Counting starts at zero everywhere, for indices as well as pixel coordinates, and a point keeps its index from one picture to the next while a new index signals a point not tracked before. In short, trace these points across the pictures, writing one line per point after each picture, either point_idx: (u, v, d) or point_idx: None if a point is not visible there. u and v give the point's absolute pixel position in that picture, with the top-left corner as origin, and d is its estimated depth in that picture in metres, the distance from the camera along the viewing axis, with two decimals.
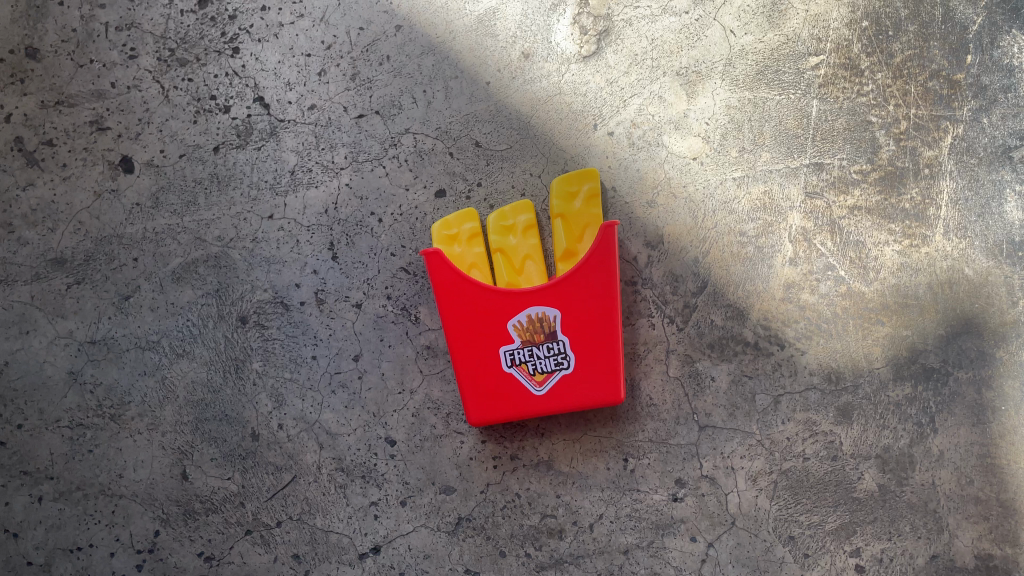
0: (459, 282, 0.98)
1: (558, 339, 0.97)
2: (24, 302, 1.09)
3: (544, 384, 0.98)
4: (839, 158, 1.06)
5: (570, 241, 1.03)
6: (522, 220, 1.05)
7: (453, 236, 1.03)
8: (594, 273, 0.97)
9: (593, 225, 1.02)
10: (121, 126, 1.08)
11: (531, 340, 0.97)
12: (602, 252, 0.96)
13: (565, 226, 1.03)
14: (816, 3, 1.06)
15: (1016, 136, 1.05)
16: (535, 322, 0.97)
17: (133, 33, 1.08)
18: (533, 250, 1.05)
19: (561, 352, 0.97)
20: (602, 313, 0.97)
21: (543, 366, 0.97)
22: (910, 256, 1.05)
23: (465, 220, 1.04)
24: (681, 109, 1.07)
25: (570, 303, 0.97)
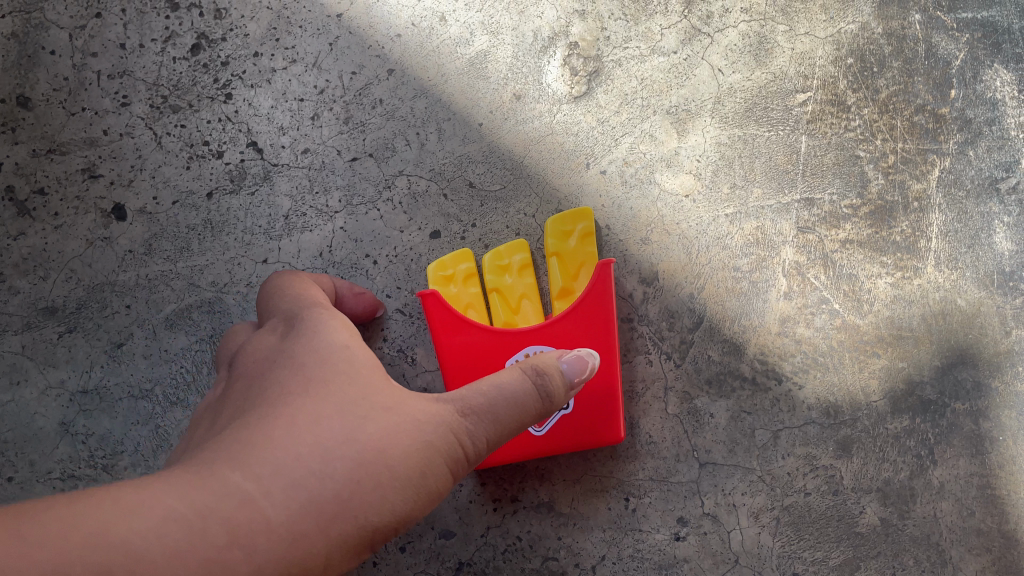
0: (456, 323, 0.97)
1: None
2: (15, 352, 1.07)
3: (545, 425, 0.97)
4: (830, 193, 1.07)
5: (565, 280, 1.04)
6: (518, 259, 1.05)
7: (449, 276, 1.02)
8: (592, 309, 0.96)
9: (589, 264, 1.03)
10: (113, 173, 1.08)
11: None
12: (599, 288, 0.96)
13: (560, 265, 1.04)
14: (802, 41, 1.08)
15: (1002, 167, 1.06)
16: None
17: (125, 81, 1.09)
18: (528, 289, 1.06)
19: None
20: (600, 349, 0.97)
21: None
22: (903, 288, 1.06)
23: (460, 261, 1.04)
24: (672, 147, 1.08)
25: (568, 342, 0.96)
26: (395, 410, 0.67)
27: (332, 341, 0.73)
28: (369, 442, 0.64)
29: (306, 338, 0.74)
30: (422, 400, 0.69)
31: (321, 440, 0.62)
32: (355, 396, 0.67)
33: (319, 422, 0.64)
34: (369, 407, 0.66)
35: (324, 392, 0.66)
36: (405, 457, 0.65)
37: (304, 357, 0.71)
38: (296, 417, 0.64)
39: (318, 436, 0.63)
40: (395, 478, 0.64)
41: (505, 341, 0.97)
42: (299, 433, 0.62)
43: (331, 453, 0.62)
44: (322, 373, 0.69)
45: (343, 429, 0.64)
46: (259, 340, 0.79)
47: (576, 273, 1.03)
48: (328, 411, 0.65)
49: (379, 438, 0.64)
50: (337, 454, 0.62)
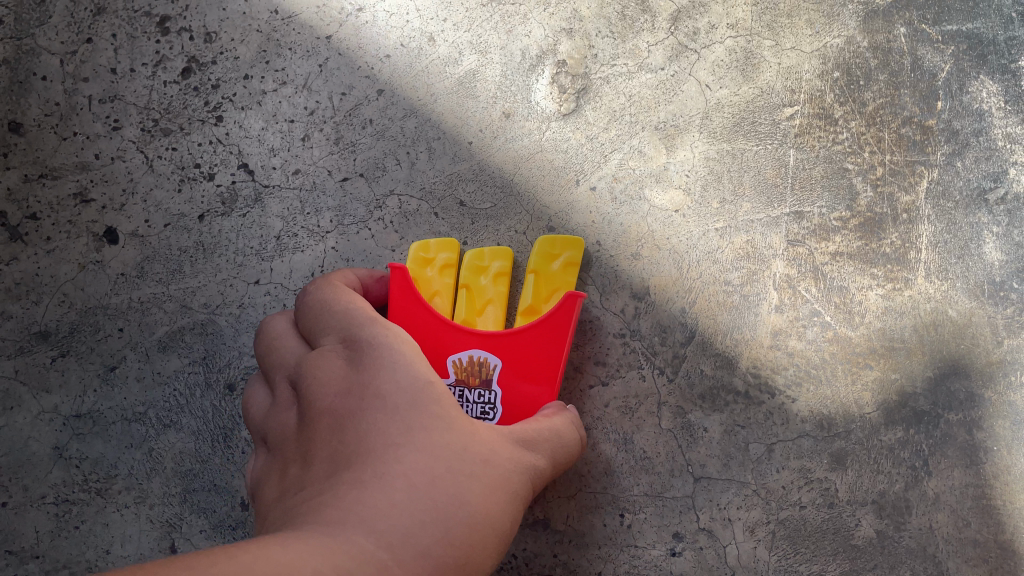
0: (417, 307, 0.98)
1: (492, 388, 0.96)
2: (8, 377, 1.07)
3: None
4: (819, 206, 1.08)
5: (535, 299, 1.01)
6: (497, 266, 1.04)
7: (427, 259, 1.03)
8: (543, 335, 0.96)
9: (563, 290, 1.01)
10: (104, 197, 1.08)
11: (466, 380, 0.96)
12: (561, 318, 0.96)
13: (535, 283, 1.02)
14: (788, 56, 1.09)
15: (991, 178, 1.07)
16: (475, 365, 0.96)
17: (116, 105, 1.09)
18: (498, 297, 1.02)
19: (490, 403, 0.95)
20: (544, 372, 0.96)
21: (468, 410, 0.95)
22: (894, 299, 1.06)
23: (443, 249, 1.04)
24: (661, 163, 1.08)
25: (514, 356, 0.96)
26: (488, 459, 0.70)
27: (414, 375, 0.73)
28: (474, 498, 0.66)
29: (386, 370, 0.73)
30: (499, 448, 0.73)
31: (438, 497, 0.64)
32: (454, 443, 0.69)
33: (426, 475, 0.65)
34: (467, 459, 0.69)
35: (421, 444, 0.68)
36: (500, 508, 0.69)
37: (391, 393, 0.71)
38: (413, 470, 0.65)
39: (435, 493, 0.65)
40: (495, 532, 0.67)
41: (448, 340, 0.97)
42: (403, 491, 0.63)
43: (443, 509, 0.64)
44: (417, 419, 0.70)
45: (447, 482, 0.66)
46: (319, 361, 0.78)
47: (545, 296, 1.01)
48: (433, 462, 0.67)
49: (483, 494, 0.68)
50: (447, 510, 0.64)
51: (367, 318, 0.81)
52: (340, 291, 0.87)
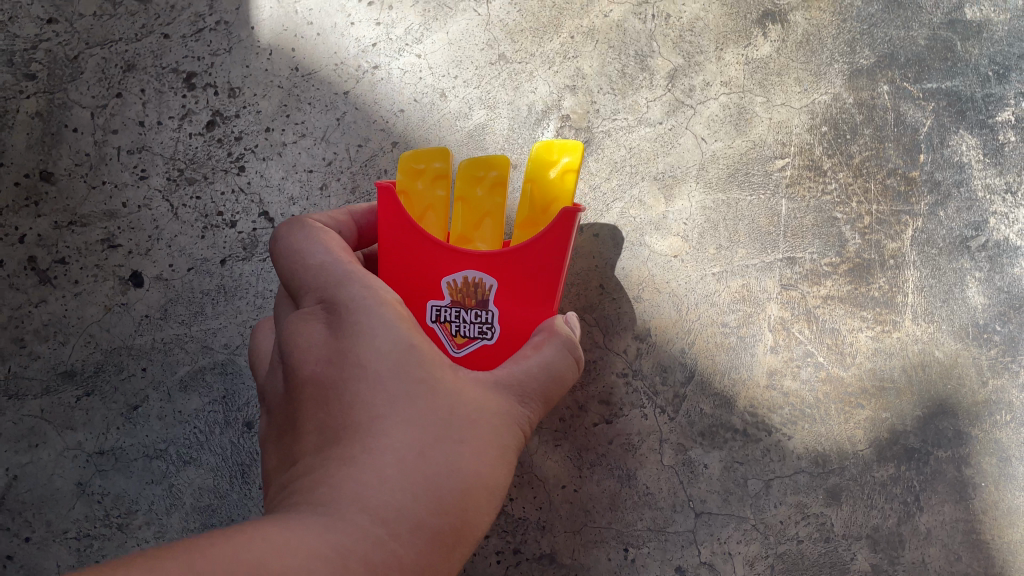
0: (407, 224, 0.90)
1: (488, 308, 0.90)
2: (34, 415, 1.11)
3: (462, 349, 0.90)
4: (810, 252, 1.13)
5: (534, 211, 0.94)
6: (493, 175, 0.95)
7: (418, 170, 0.95)
8: (540, 253, 0.89)
9: (563, 201, 0.92)
10: (130, 243, 1.14)
11: (462, 301, 0.90)
12: (559, 233, 0.88)
13: (533, 194, 0.94)
14: (779, 111, 1.16)
15: (972, 227, 1.13)
16: (470, 285, 0.90)
17: (144, 156, 1.15)
18: (496, 210, 0.95)
19: (488, 323, 0.90)
20: (543, 291, 0.90)
21: (465, 331, 0.90)
22: (883, 341, 1.11)
23: (435, 158, 0.95)
24: (660, 211, 1.14)
25: (511, 277, 0.89)
26: (478, 421, 0.65)
27: (398, 336, 0.66)
28: (468, 463, 0.61)
29: (363, 333, 0.65)
30: (486, 404, 0.68)
31: (432, 467, 0.59)
32: (440, 406, 0.63)
33: (414, 448, 0.60)
34: (458, 424, 0.63)
35: (407, 412, 0.61)
36: (494, 467, 0.64)
37: (373, 357, 0.64)
38: (401, 442, 0.60)
39: (426, 464, 0.59)
40: (491, 495, 0.63)
41: (441, 259, 0.90)
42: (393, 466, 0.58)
43: (436, 480, 0.59)
44: (402, 384, 0.63)
45: (436, 451, 0.60)
46: (297, 324, 0.70)
47: (545, 208, 0.93)
48: (422, 431, 0.61)
49: (476, 456, 0.63)
50: (441, 481, 0.59)
51: (344, 274, 0.73)
52: (314, 243, 0.78)
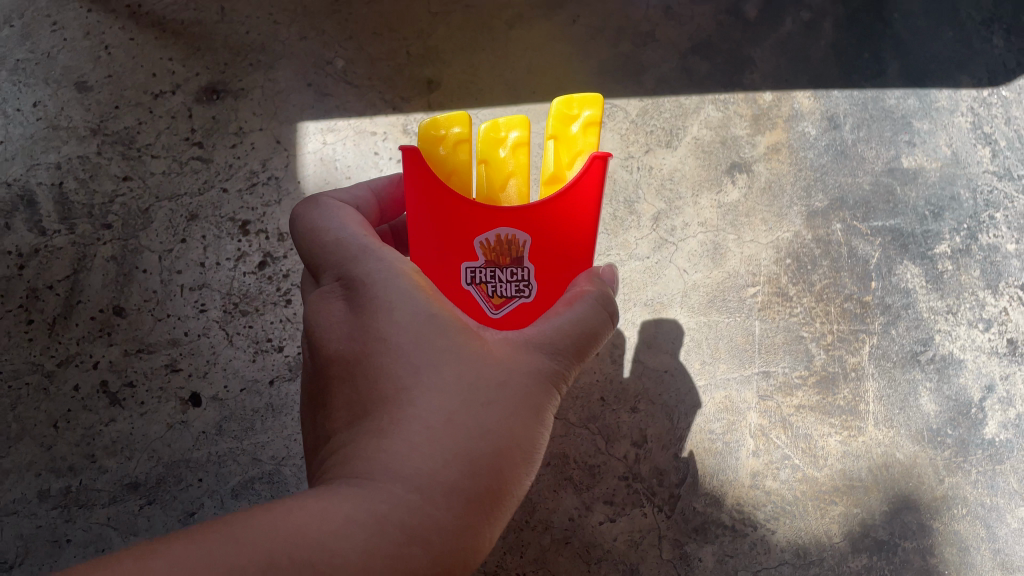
0: (433, 187, 0.90)
1: (524, 265, 0.90)
2: (101, 523, 1.24)
3: (500, 309, 0.90)
4: (782, 367, 1.31)
5: (560, 167, 0.94)
6: (513, 136, 0.98)
7: (437, 136, 0.94)
8: (569, 204, 0.90)
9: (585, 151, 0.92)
10: (190, 367, 1.30)
11: (500, 259, 0.90)
12: (592, 179, 0.89)
13: (558, 148, 0.94)
14: (748, 246, 1.36)
15: (920, 343, 1.33)
16: (504, 243, 0.90)
17: (204, 291, 1.33)
18: (520, 170, 0.98)
19: (524, 280, 0.90)
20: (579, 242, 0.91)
21: (504, 289, 0.90)
22: (850, 444, 1.28)
23: (454, 123, 0.95)
24: (651, 332, 1.32)
25: (546, 230, 0.90)
26: (509, 378, 0.69)
27: (416, 308, 0.70)
28: (499, 424, 0.66)
29: (384, 307, 0.70)
30: (516, 363, 0.71)
31: (460, 432, 0.64)
32: (464, 369, 0.67)
33: (441, 413, 0.64)
34: (487, 385, 0.67)
35: (431, 381, 0.66)
36: (529, 424, 0.68)
37: (394, 332, 0.69)
38: (429, 409, 0.64)
39: (455, 428, 0.64)
40: (528, 449, 0.67)
41: (474, 220, 0.90)
42: (422, 434, 0.63)
43: (464, 444, 0.64)
44: (423, 353, 0.67)
45: (463, 415, 0.65)
46: (320, 303, 0.75)
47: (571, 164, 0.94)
48: (449, 397, 0.65)
49: (509, 416, 0.67)
50: (471, 444, 0.64)
51: (359, 248, 0.77)
52: (334, 218, 0.82)
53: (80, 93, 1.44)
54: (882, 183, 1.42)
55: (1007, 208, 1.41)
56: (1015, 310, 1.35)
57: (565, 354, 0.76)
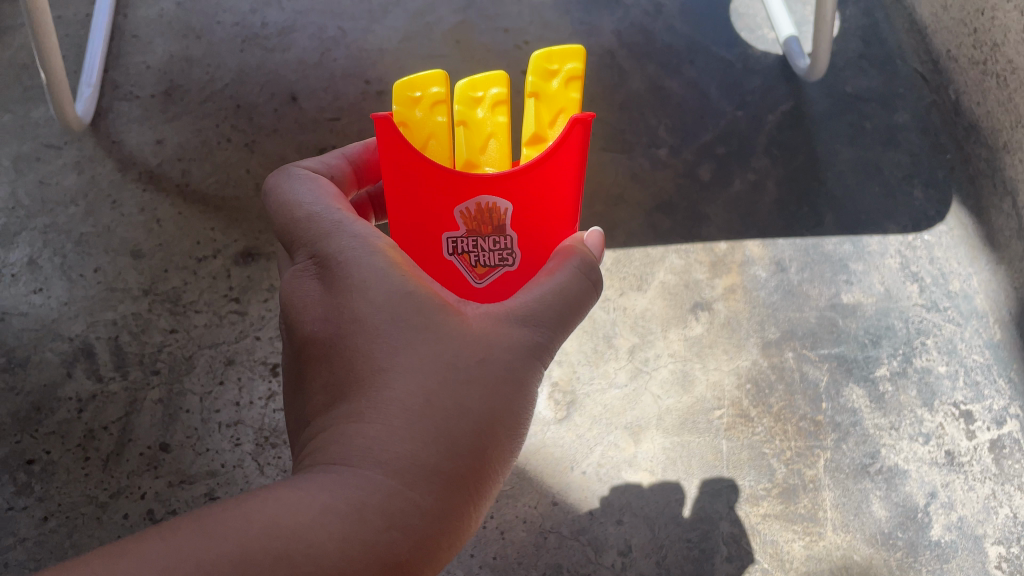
0: (418, 160, 1.10)
1: (504, 233, 1.13)
2: None
3: (484, 279, 1.14)
4: (747, 480, 1.48)
5: (539, 127, 1.14)
6: (491, 93, 1.15)
7: (420, 99, 1.12)
8: (540, 179, 1.11)
9: (564, 112, 1.13)
10: (227, 494, 1.47)
11: (477, 228, 1.12)
12: (566, 147, 1.09)
13: (536, 107, 1.13)
14: (713, 374, 1.57)
15: (868, 455, 1.51)
16: (484, 212, 1.12)
17: (239, 427, 1.53)
18: (499, 129, 1.16)
19: (505, 250, 1.13)
20: (552, 210, 1.13)
21: (487, 254, 1.13)
22: (813, 548, 1.43)
23: (434, 84, 1.12)
24: (631, 451, 1.51)
25: (522, 199, 1.12)
26: (478, 358, 0.86)
27: (390, 297, 0.88)
28: (472, 404, 0.84)
29: (362, 295, 0.88)
30: (489, 345, 0.88)
31: (434, 416, 0.82)
32: (438, 355, 0.85)
33: (418, 397, 0.83)
34: (456, 370, 0.85)
35: (404, 370, 0.84)
36: (500, 398, 0.86)
37: (373, 323, 0.87)
38: (405, 395, 0.83)
39: (427, 410, 0.82)
40: (498, 417, 0.85)
41: (453, 190, 1.11)
42: (398, 420, 0.81)
43: (438, 425, 0.82)
44: (398, 344, 0.85)
45: (436, 396, 0.83)
46: (304, 288, 0.93)
47: (552, 116, 1.13)
48: (422, 382, 0.83)
49: (480, 396, 0.85)
50: (442, 424, 0.82)
51: (336, 231, 0.94)
52: (318, 195, 0.98)
53: (134, 259, 1.69)
54: (826, 316, 1.64)
55: (936, 335, 1.63)
56: (950, 425, 1.54)
57: (537, 328, 0.92)
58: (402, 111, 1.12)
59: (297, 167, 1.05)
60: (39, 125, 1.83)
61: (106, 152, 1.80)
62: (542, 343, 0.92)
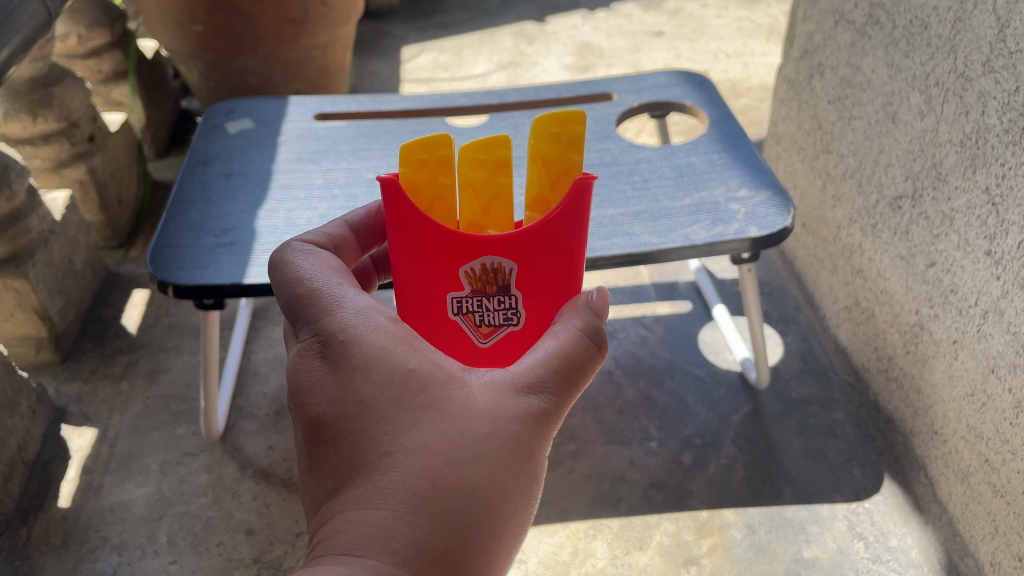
0: (426, 229, 1.21)
1: (506, 293, 1.27)
2: None
3: (488, 337, 1.29)
4: None
5: (544, 189, 1.25)
6: (497, 154, 1.21)
7: (423, 161, 1.18)
8: (539, 245, 1.24)
9: (566, 170, 1.22)
10: None
11: (482, 288, 1.26)
12: (567, 213, 1.22)
13: (542, 167, 1.22)
14: None
15: None
16: (488, 275, 1.25)
17: None
18: (501, 190, 1.24)
19: (508, 313, 1.28)
20: (550, 270, 1.27)
21: (488, 310, 1.28)
22: None
23: (438, 147, 1.18)
24: None
25: (523, 261, 1.25)
26: (481, 432, 0.91)
27: (393, 373, 0.92)
28: (477, 481, 0.88)
29: (365, 370, 0.93)
30: (494, 419, 0.93)
31: (438, 494, 0.86)
32: (444, 433, 0.89)
33: (427, 477, 0.86)
34: (461, 445, 0.89)
35: (409, 449, 0.88)
36: (502, 475, 0.90)
37: (375, 402, 0.91)
38: (409, 473, 0.86)
39: (433, 488, 0.86)
40: (501, 491, 0.90)
41: (460, 254, 1.23)
42: (404, 499, 0.85)
43: (447, 505, 0.86)
44: (401, 421, 0.90)
45: (443, 473, 0.87)
46: (306, 365, 0.97)
47: (553, 179, 1.23)
48: (427, 461, 0.87)
49: (485, 471, 0.89)
50: (448, 501, 0.86)
51: (335, 306, 1.00)
52: (322, 276, 1.04)
53: (247, 535, 2.19)
54: (792, 567, 2.05)
55: None
56: None
57: (537, 399, 0.97)
58: (408, 172, 1.19)
59: (298, 245, 1.11)
60: (182, 439, 2.45)
61: (230, 456, 2.39)
62: (545, 412, 0.97)
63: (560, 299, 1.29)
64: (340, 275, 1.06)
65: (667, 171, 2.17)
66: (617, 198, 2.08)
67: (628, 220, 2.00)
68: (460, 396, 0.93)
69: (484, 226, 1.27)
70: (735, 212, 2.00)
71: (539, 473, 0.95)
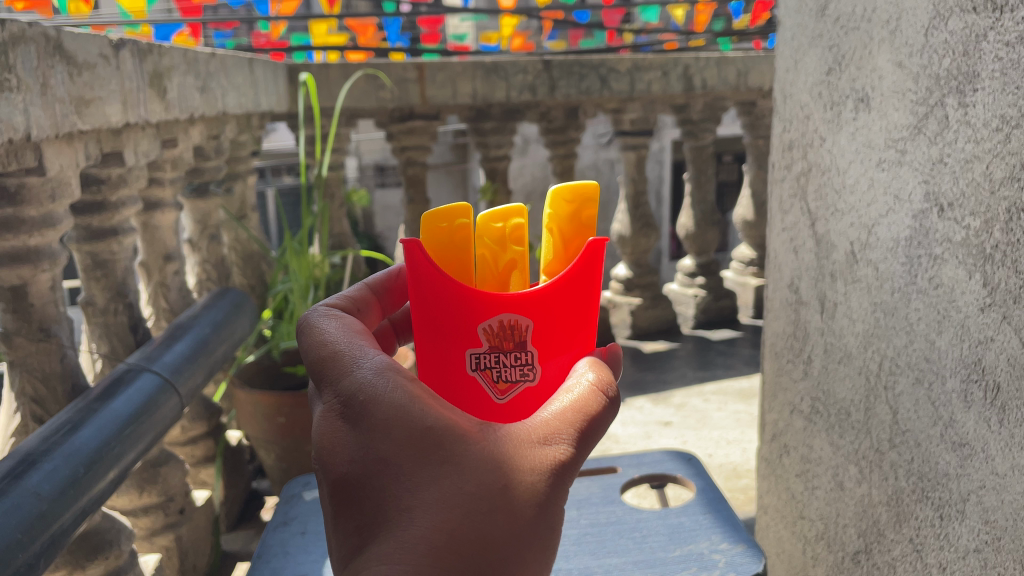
0: (451, 285, 1.62)
1: (522, 348, 1.66)
2: None
3: (506, 394, 1.67)
4: None
5: (552, 254, 1.71)
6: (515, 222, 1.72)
7: (447, 225, 1.64)
8: (551, 301, 1.65)
9: (573, 235, 1.70)
10: None
11: (500, 344, 1.66)
12: (576, 269, 1.67)
13: (553, 233, 1.70)
14: None
15: None
16: (506, 330, 1.65)
17: None
18: (515, 257, 1.72)
19: (523, 368, 1.67)
20: (561, 326, 1.67)
21: (505, 363, 1.67)
22: None
23: (462, 216, 1.64)
24: None
25: (539, 317, 1.65)
26: (489, 486, 1.22)
27: (409, 436, 1.22)
28: (486, 530, 1.20)
29: (385, 434, 1.23)
30: (506, 473, 1.23)
31: (451, 543, 1.17)
32: (460, 490, 1.20)
33: (444, 530, 1.18)
34: (472, 499, 1.20)
35: (425, 507, 1.19)
36: (509, 524, 1.21)
37: (396, 463, 1.21)
38: (424, 529, 1.17)
39: (447, 539, 1.17)
40: (510, 536, 1.21)
41: (482, 311, 1.64)
42: (422, 551, 1.15)
43: (462, 548, 1.17)
44: (417, 482, 1.21)
45: (457, 524, 1.18)
46: (336, 425, 1.27)
47: (568, 245, 1.70)
48: (441, 518, 1.18)
49: (492, 522, 1.20)
50: (459, 549, 1.17)
51: (357, 369, 1.29)
52: (344, 341, 1.34)
53: None
54: None
55: None
56: None
57: (546, 451, 1.26)
58: (436, 234, 1.64)
59: (324, 312, 1.43)
60: None
61: None
62: (552, 463, 1.25)
63: (565, 358, 1.69)
64: (360, 341, 1.35)
65: (661, 528, 2.67)
66: (621, 551, 2.56)
67: (629, 569, 2.46)
68: (469, 454, 1.23)
69: (501, 287, 1.73)
70: (717, 561, 2.45)
71: (546, 513, 1.24)
